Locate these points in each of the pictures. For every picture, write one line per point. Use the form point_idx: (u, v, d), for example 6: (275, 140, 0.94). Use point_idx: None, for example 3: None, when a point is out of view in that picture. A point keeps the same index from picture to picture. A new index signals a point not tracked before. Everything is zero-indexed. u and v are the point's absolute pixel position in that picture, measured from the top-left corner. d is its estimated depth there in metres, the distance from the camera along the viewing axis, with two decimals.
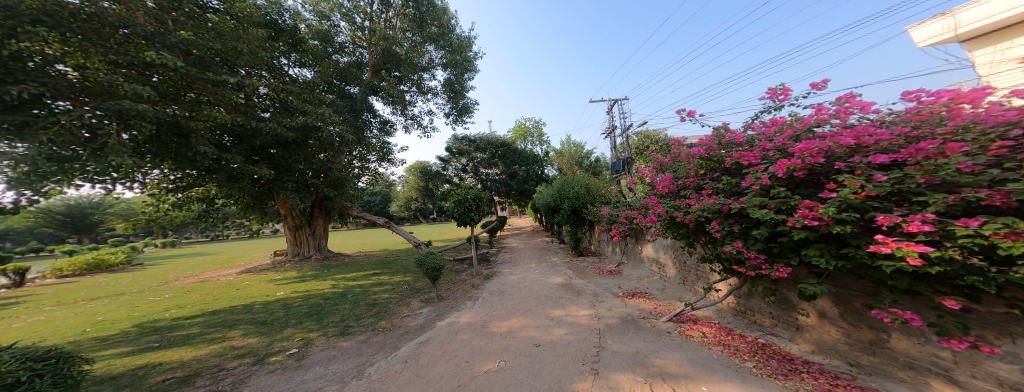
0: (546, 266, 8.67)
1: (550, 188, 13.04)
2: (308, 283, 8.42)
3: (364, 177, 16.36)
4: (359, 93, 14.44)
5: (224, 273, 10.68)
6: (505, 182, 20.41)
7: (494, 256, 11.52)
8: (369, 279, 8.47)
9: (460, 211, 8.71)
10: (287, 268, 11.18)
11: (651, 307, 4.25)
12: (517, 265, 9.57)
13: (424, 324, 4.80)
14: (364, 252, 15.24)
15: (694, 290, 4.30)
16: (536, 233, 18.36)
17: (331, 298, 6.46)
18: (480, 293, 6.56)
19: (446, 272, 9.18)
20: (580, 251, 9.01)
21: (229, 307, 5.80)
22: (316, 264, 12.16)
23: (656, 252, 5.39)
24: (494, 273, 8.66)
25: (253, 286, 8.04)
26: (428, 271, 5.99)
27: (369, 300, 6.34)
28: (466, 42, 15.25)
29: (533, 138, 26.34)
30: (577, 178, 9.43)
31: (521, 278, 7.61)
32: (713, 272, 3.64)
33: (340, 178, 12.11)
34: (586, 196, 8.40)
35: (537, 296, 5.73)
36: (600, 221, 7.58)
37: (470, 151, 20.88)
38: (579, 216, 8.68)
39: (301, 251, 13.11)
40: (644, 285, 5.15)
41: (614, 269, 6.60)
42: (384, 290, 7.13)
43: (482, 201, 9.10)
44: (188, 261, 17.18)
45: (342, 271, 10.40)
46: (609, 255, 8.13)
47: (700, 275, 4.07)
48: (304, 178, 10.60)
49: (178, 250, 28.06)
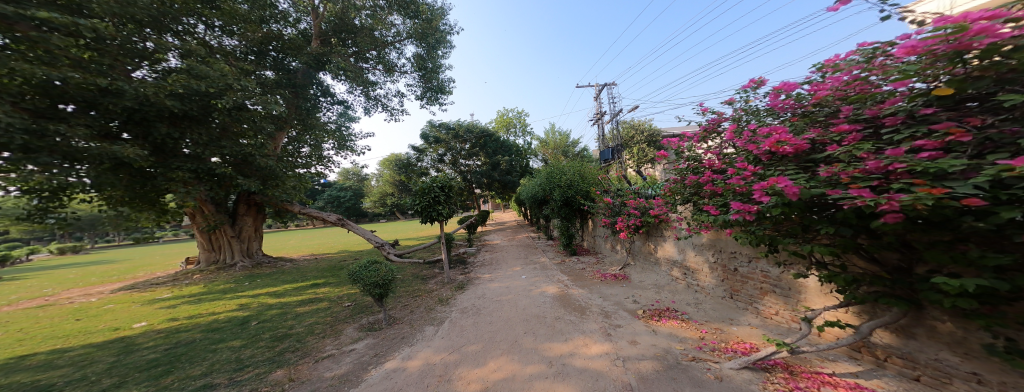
0: (533, 269, 7.17)
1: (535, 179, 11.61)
2: (211, 301, 6.20)
3: (316, 167, 13.87)
4: (303, 67, 11.98)
5: (96, 292, 8.01)
6: (485, 173, 18.66)
7: (473, 257, 9.80)
8: (300, 294, 6.43)
9: (428, 202, 6.89)
10: (196, 280, 8.63)
11: (695, 337, 2.82)
12: (498, 268, 7.96)
13: (346, 375, 3.03)
14: (316, 254, 12.81)
15: (754, 309, 2.95)
16: (520, 227, 16.93)
17: (224, 330, 4.42)
18: (447, 312, 4.84)
19: (410, 280, 7.35)
20: (574, 249, 7.64)
21: (22, 361, 3.65)
22: (241, 273, 9.67)
23: (680, 253, 4.02)
24: (470, 279, 6.99)
25: (115, 313, 5.73)
26: (367, 288, 4.08)
27: (281, 330, 4.40)
28: (438, 12, 13.26)
29: (515, 130, 24.79)
30: (568, 164, 8.05)
31: (503, 287, 6.00)
32: (828, 297, 2.24)
33: (275, 164, 9.73)
34: (580, 185, 7.07)
35: (524, 317, 4.13)
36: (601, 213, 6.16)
37: (448, 140, 18.98)
38: (572, 206, 7.42)
39: (220, 258, 10.34)
40: (670, 298, 3.76)
41: (618, 274, 5.22)
42: (313, 311, 5.22)
43: (456, 192, 7.35)
44: (83, 274, 13.82)
45: (270, 282, 8.10)
46: (610, 254, 6.77)
47: (771, 292, 2.74)
48: (209, 166, 8.33)
49: (90, 257, 23.65)
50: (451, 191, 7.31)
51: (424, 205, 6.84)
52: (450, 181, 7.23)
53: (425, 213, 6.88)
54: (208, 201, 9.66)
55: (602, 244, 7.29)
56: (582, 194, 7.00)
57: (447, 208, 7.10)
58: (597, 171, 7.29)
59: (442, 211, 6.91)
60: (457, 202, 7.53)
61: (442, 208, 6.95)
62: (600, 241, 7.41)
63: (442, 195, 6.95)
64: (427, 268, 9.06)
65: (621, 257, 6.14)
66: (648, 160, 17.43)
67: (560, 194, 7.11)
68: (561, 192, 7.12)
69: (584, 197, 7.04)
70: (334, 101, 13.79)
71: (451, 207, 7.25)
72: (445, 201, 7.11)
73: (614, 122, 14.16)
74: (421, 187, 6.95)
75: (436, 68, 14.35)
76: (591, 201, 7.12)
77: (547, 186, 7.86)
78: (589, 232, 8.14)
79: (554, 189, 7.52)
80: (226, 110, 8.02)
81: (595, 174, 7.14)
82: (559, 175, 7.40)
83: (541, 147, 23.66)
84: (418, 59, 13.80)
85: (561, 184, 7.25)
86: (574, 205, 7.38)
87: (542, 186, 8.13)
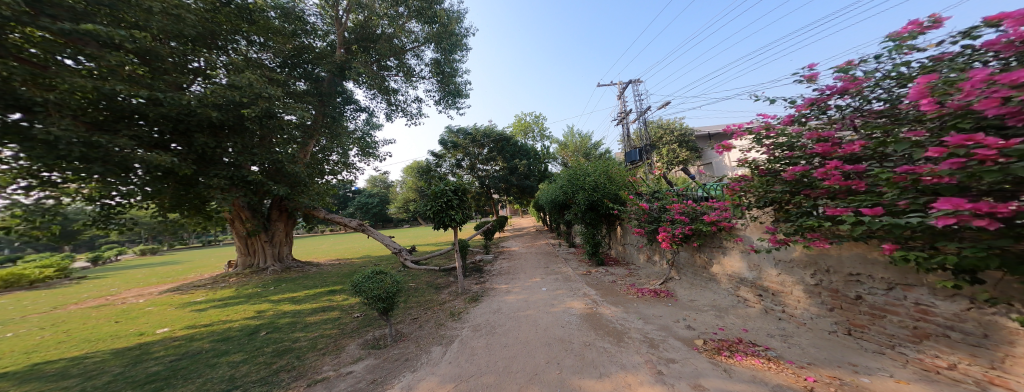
0: (555, 279, 6.46)
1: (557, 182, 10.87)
2: (233, 307, 6.24)
3: (340, 175, 14.22)
4: (328, 76, 12.26)
5: (143, 294, 8.53)
6: (505, 177, 18.23)
7: (490, 265, 9.23)
8: (314, 301, 6.23)
9: (440, 207, 6.40)
10: (230, 284, 8.99)
11: (794, 386, 2.02)
12: (517, 278, 7.34)
13: None
14: (341, 260, 13.06)
15: (898, 355, 2.17)
16: (540, 233, 16.21)
17: (231, 341, 4.23)
18: (458, 329, 4.29)
19: (424, 290, 6.96)
20: (601, 259, 6.79)
21: (38, 369, 3.59)
22: (271, 277, 9.96)
23: (759, 272, 3.29)
24: (486, 290, 6.45)
25: (147, 317, 5.86)
26: (370, 302, 3.63)
27: (285, 343, 4.11)
28: (455, 16, 13.04)
29: (535, 134, 24.20)
30: (592, 163, 7.25)
31: (522, 300, 5.36)
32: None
33: (302, 172, 10.01)
34: (607, 186, 6.26)
35: (546, 340, 3.47)
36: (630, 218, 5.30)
37: (468, 145, 18.75)
38: (598, 210, 6.58)
39: (255, 262, 10.84)
40: (741, 326, 2.94)
41: (658, 289, 4.38)
42: (322, 322, 4.93)
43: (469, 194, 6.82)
44: (135, 275, 14.99)
45: (293, 287, 8.22)
46: (644, 266, 5.91)
47: (938, 338, 2.00)
48: (242, 174, 8.48)
49: (150, 260, 26.17)
50: (465, 194, 6.79)
51: (435, 210, 6.37)
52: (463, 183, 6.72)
53: (437, 219, 6.40)
54: (247, 209, 10.11)
55: (634, 253, 6.42)
56: (609, 197, 6.16)
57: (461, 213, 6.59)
58: (626, 171, 6.45)
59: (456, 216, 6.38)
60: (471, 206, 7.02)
61: (457, 213, 6.43)
62: (631, 251, 6.55)
63: (455, 199, 6.44)
64: (442, 276, 8.65)
65: (659, 270, 5.28)
66: (679, 160, 16.13)
67: (583, 197, 6.31)
68: (586, 194, 6.33)
69: (612, 200, 6.19)
70: (357, 109, 14.08)
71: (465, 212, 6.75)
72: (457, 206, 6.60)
73: (642, 119, 13.10)
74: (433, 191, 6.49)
75: (453, 73, 14.20)
76: (621, 205, 6.27)
77: (568, 189, 7.09)
78: (617, 240, 7.29)
79: (576, 192, 6.74)
80: (256, 119, 8.26)
81: (624, 174, 6.31)
82: (582, 176, 6.61)
83: (561, 150, 22.89)
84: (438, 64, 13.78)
85: (584, 185, 6.45)
86: (600, 210, 6.54)
87: (563, 189, 7.36)
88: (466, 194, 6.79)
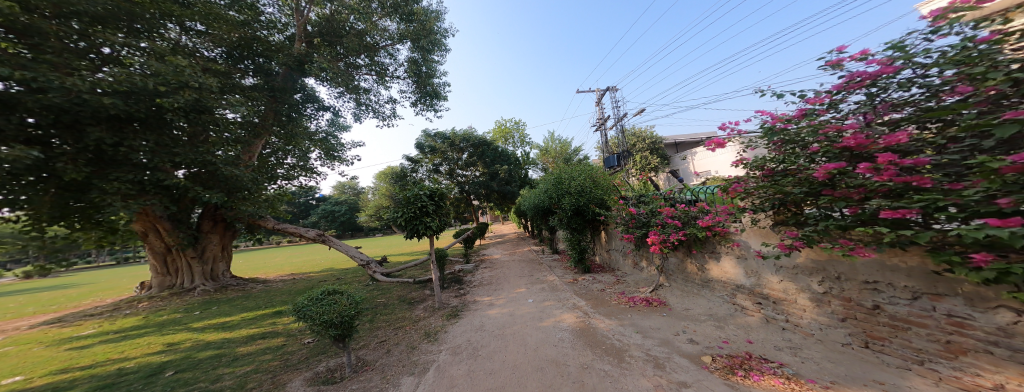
0: (539, 289, 6.08)
1: (539, 187, 10.65)
2: (142, 338, 4.99)
3: (299, 179, 12.80)
4: (284, 69, 11.00)
5: (17, 327, 6.69)
6: (483, 184, 17.71)
7: (470, 276, 8.60)
8: (257, 325, 5.23)
9: (414, 214, 5.64)
10: (143, 308, 7.34)
11: None
12: (498, 288, 6.87)
13: None
14: (296, 274, 11.51)
15: (926, 371, 2.09)
16: (523, 240, 15.86)
17: (119, 388, 3.17)
18: (434, 353, 3.70)
19: (395, 305, 6.20)
20: (587, 266, 6.60)
21: None
22: (202, 297, 8.38)
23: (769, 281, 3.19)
24: (466, 303, 5.88)
25: (9, 359, 4.44)
26: (318, 331, 2.91)
27: (202, 385, 3.21)
28: (431, 14, 12.50)
29: (514, 140, 24.12)
30: (576, 166, 7.08)
31: (504, 314, 4.89)
32: None
33: (248, 173, 8.69)
34: (593, 191, 6.08)
35: (538, 363, 3.03)
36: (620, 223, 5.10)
37: (445, 149, 18.10)
38: (584, 216, 6.41)
39: (178, 282, 8.95)
40: (748, 340, 2.78)
41: (651, 299, 4.23)
42: (262, 349, 4.05)
43: (446, 199, 6.13)
44: (25, 300, 12.19)
45: (230, 308, 6.88)
46: (631, 272, 5.74)
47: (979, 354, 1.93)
48: (165, 176, 7.05)
49: (56, 279, 21.93)
50: (442, 200, 6.09)
51: (408, 217, 5.61)
52: (440, 187, 6.00)
53: (410, 228, 5.64)
54: (166, 219, 8.33)
55: (620, 260, 6.23)
56: (594, 203, 6.02)
57: (436, 221, 5.88)
58: (611, 176, 6.33)
59: (431, 226, 5.67)
60: (448, 213, 6.33)
61: (431, 221, 5.70)
62: (618, 257, 6.35)
63: (430, 205, 5.72)
64: (417, 289, 7.90)
65: (649, 277, 5.09)
66: (652, 168, 16.78)
67: (568, 203, 6.11)
68: (570, 200, 6.14)
69: (597, 205, 6.05)
70: (320, 107, 12.86)
71: (442, 219, 6.06)
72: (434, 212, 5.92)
73: (617, 127, 13.43)
74: (404, 197, 5.71)
75: (430, 73, 13.62)
76: (607, 210, 6.13)
77: (552, 194, 6.87)
78: (603, 245, 7.09)
79: (560, 197, 6.54)
80: (181, 110, 6.98)
81: (610, 178, 6.18)
82: (566, 181, 6.42)
83: (540, 155, 22.92)
84: (410, 64, 13.09)
85: (568, 191, 6.27)
86: (586, 216, 6.38)
87: (547, 194, 7.12)
88: (442, 200, 6.07)
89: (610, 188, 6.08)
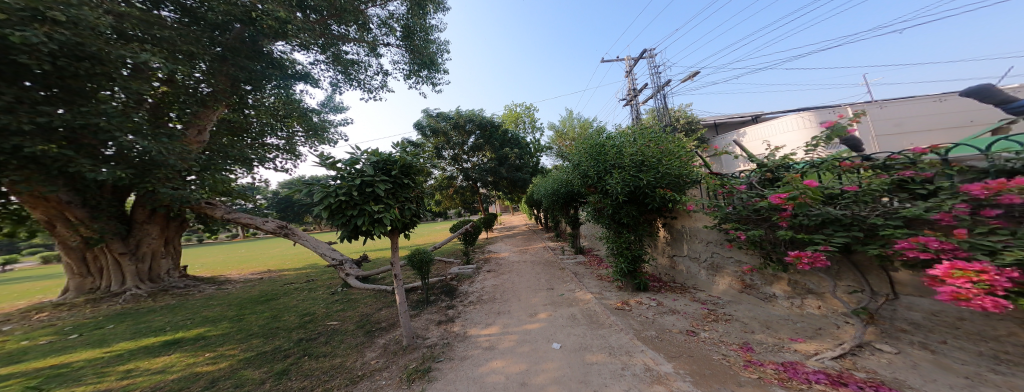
0: (572, 321, 3.83)
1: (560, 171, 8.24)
2: None
3: (276, 160, 10.91)
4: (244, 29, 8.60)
5: None
6: (492, 169, 15.46)
7: (467, 284, 6.37)
8: (106, 372, 3.22)
9: (349, 196, 3.35)
10: (34, 322, 5.53)
11: None
12: (502, 310, 4.66)
13: None
14: (265, 272, 9.63)
15: None
16: (536, 233, 13.58)
17: None
18: None
19: (346, 335, 4.12)
20: (642, 282, 4.22)
21: None
22: (131, 301, 6.61)
23: None
24: (454, 340, 3.73)
25: None
26: None
27: None
28: None
29: (526, 125, 21.71)
30: (623, 130, 4.59)
31: (513, 377, 2.67)
32: None
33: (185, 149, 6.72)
34: (662, 166, 3.66)
35: None
36: (736, 217, 2.72)
37: (450, 130, 15.80)
38: (639, 203, 4.06)
39: (100, 286, 7.22)
40: None
41: (872, 379, 1.93)
42: None
43: (407, 176, 3.85)
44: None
45: (129, 326, 4.91)
46: (730, 298, 3.41)
47: None
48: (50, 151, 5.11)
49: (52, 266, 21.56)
50: (404, 175, 3.83)
51: (334, 204, 3.30)
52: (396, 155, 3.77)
53: (342, 220, 3.35)
54: (78, 205, 6.50)
55: (708, 277, 3.77)
56: (659, 178, 3.65)
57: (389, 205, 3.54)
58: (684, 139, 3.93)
59: (376, 209, 3.25)
60: (415, 197, 4.03)
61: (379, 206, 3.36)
62: (698, 271, 3.93)
63: (376, 179, 3.43)
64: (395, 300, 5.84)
65: (806, 321, 2.64)
66: None
67: (615, 180, 3.76)
68: (619, 176, 3.79)
69: (663, 183, 3.67)
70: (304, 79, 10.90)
71: (404, 206, 3.76)
72: (390, 195, 3.64)
73: (656, 98, 10.76)
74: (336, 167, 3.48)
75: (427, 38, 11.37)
76: (683, 192, 3.72)
77: (581, 173, 4.50)
78: (665, 250, 4.64)
79: (596, 174, 4.19)
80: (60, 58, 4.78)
81: (688, 146, 3.74)
82: (608, 148, 4.08)
83: (557, 138, 20.30)
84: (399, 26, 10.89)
85: (614, 162, 3.94)
86: (640, 201, 4.04)
87: (572, 174, 4.77)
88: (404, 175, 3.80)
89: (687, 157, 3.73)
